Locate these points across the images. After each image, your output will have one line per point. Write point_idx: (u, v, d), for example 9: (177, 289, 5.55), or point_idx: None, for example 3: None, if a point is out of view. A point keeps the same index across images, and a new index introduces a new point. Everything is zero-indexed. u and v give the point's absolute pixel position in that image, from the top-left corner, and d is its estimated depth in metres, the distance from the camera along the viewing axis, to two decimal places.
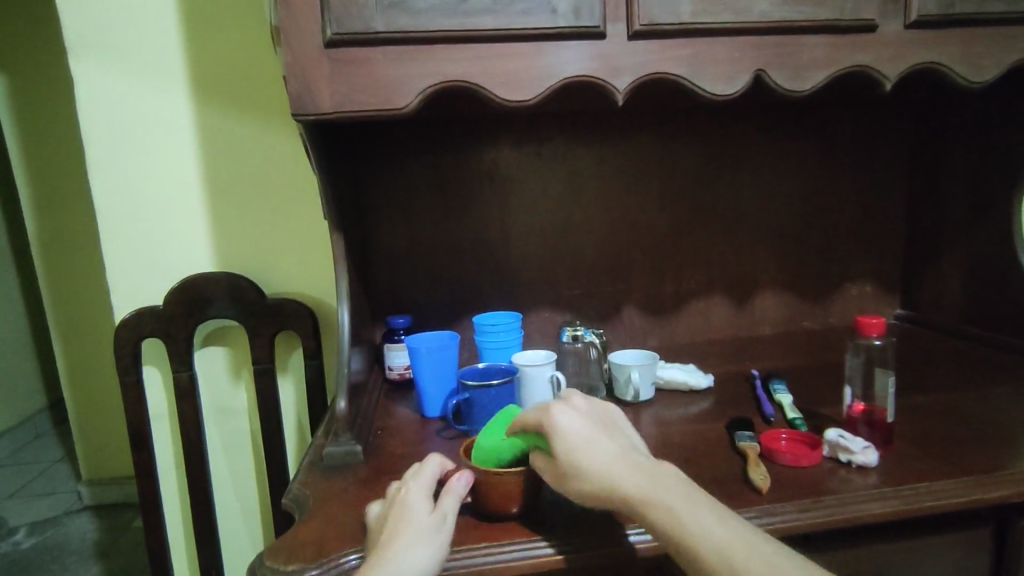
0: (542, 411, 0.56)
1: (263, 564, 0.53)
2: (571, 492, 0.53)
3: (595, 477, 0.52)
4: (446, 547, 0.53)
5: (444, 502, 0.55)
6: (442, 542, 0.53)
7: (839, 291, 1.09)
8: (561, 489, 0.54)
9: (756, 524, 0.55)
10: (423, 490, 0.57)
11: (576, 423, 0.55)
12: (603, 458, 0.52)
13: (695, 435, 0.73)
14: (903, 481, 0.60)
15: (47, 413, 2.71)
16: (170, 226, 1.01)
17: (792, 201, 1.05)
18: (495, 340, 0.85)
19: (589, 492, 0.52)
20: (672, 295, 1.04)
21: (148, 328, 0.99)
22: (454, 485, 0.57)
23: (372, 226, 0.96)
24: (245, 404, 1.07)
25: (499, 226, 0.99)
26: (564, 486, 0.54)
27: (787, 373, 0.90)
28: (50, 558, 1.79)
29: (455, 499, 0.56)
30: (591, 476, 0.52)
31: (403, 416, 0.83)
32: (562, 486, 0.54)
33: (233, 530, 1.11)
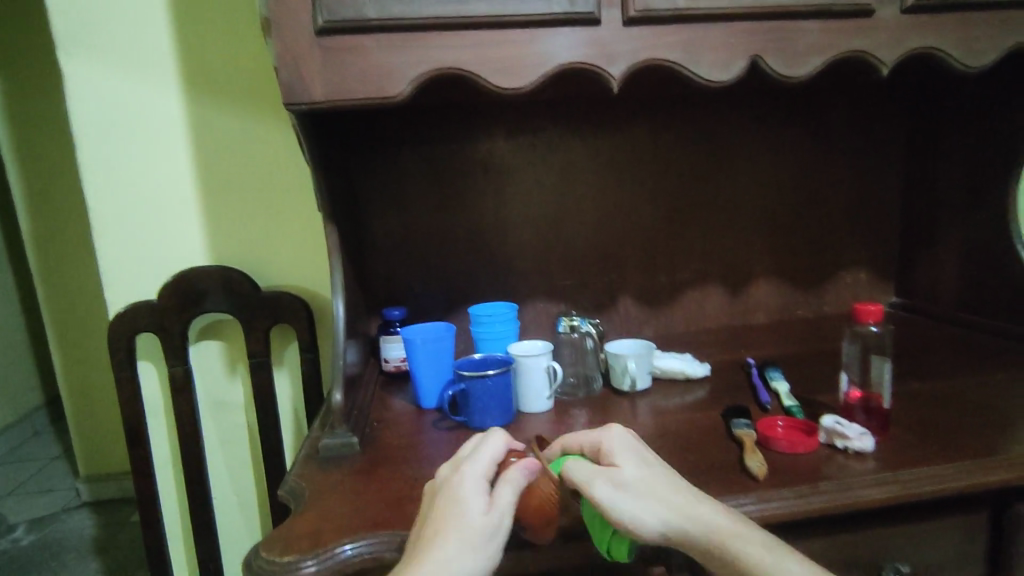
0: (612, 435, 0.55)
1: (258, 555, 0.53)
2: (623, 504, 0.49)
3: (681, 505, 0.50)
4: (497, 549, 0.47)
5: (500, 493, 0.49)
6: (495, 543, 0.47)
7: (835, 279, 1.08)
8: (608, 497, 0.50)
9: (754, 510, 0.55)
10: (480, 475, 0.50)
11: (647, 454, 0.54)
12: (666, 481, 0.51)
13: (692, 424, 0.73)
14: (899, 466, 0.60)
15: (44, 410, 2.70)
16: (163, 219, 1.00)
17: (788, 189, 1.05)
18: (491, 331, 0.85)
19: (649, 507, 0.49)
20: (668, 284, 1.04)
21: (142, 322, 0.98)
22: (513, 475, 0.50)
23: (367, 217, 0.95)
24: (241, 398, 1.07)
25: (494, 216, 0.99)
26: (615, 496, 0.50)
27: (783, 361, 0.90)
28: (49, 555, 1.79)
29: (513, 491, 0.49)
30: (657, 491, 0.50)
31: (400, 408, 0.83)
32: (611, 497, 0.50)
33: (231, 524, 1.11)
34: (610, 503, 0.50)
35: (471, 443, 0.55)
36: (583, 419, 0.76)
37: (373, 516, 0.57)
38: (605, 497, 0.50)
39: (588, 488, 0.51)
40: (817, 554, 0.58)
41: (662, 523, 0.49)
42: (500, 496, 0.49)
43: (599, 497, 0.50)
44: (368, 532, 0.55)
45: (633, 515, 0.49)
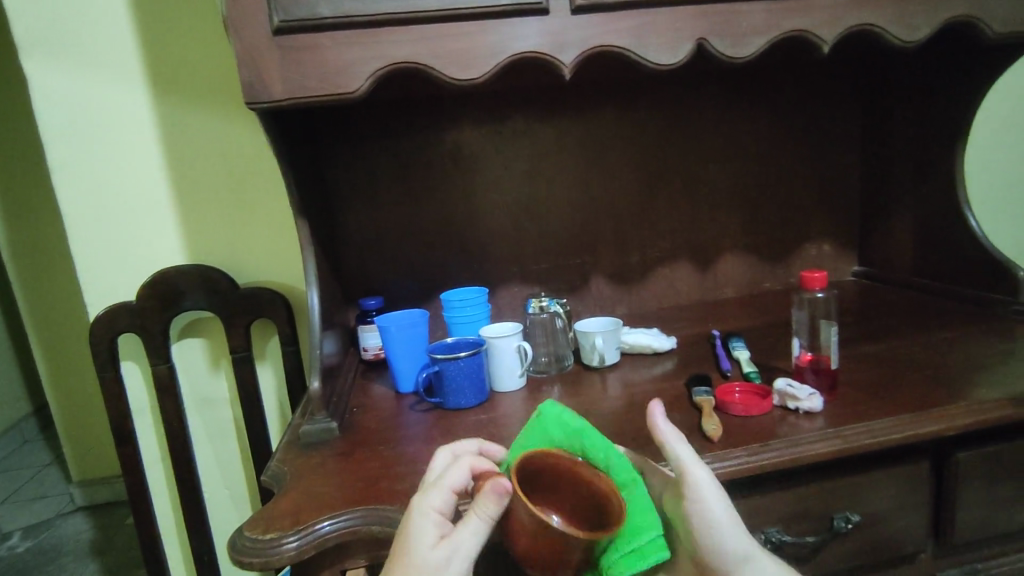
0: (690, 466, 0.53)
1: (242, 534, 0.56)
2: (703, 485, 0.48)
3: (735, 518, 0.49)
4: None
5: (459, 530, 0.44)
6: None
7: (798, 251, 1.12)
8: (701, 488, 0.48)
9: (710, 468, 0.59)
10: (434, 508, 0.46)
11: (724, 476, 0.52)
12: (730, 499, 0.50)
13: (657, 394, 0.77)
14: (845, 422, 0.64)
15: (33, 419, 2.71)
16: (138, 221, 1.02)
17: (748, 166, 1.08)
18: (462, 315, 0.88)
19: (729, 518, 0.48)
20: (637, 263, 1.07)
21: (123, 324, 1.00)
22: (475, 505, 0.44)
23: (339, 211, 0.98)
24: (225, 393, 1.09)
25: (464, 204, 1.01)
26: (709, 490, 0.48)
27: (748, 332, 0.94)
28: (46, 560, 1.81)
29: (475, 522, 0.44)
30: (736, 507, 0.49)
31: (379, 393, 0.86)
32: (699, 474, 0.48)
33: (224, 516, 1.13)
34: (699, 493, 0.48)
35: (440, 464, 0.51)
36: (555, 396, 0.80)
37: (351, 493, 0.60)
38: (698, 483, 0.48)
39: (683, 467, 0.48)
40: (773, 507, 0.62)
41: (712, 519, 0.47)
42: (456, 530, 0.44)
43: (691, 481, 0.48)
44: (345, 509, 0.58)
45: (712, 516, 0.47)
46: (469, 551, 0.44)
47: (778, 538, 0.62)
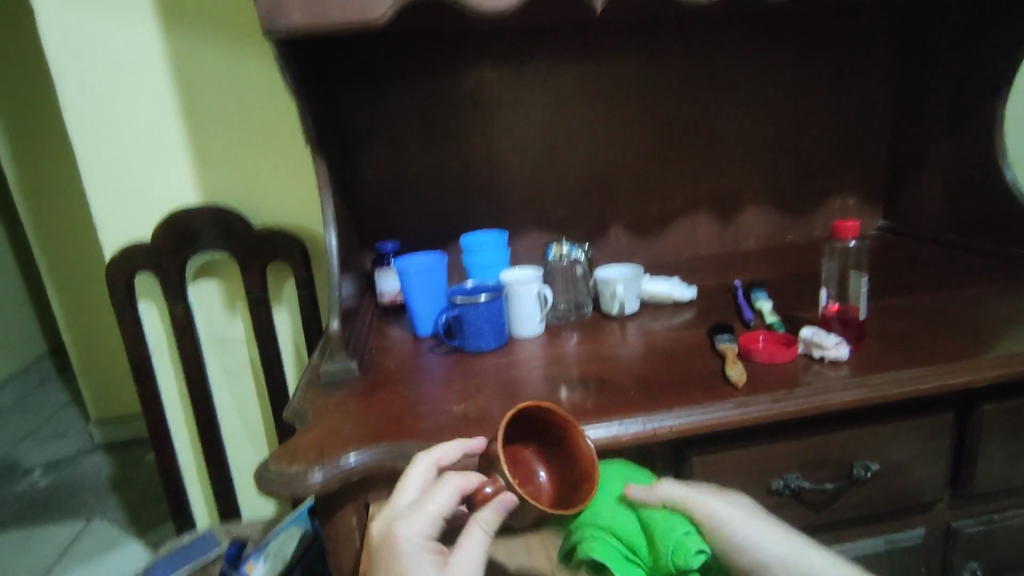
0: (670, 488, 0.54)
1: (268, 468, 0.56)
2: (697, 497, 0.51)
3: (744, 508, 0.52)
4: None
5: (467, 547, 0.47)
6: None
7: (823, 203, 1.10)
8: (713, 512, 0.50)
9: (733, 414, 0.59)
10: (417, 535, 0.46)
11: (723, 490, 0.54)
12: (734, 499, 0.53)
13: (679, 341, 0.76)
14: (871, 371, 0.63)
15: (50, 361, 2.77)
16: (150, 159, 1.00)
17: (777, 113, 1.04)
18: (482, 259, 0.87)
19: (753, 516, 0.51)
20: (658, 212, 1.05)
21: (139, 262, 1.00)
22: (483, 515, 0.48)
23: (356, 153, 0.96)
24: (241, 335, 1.09)
25: (483, 148, 0.98)
26: (701, 502, 0.51)
27: (769, 284, 0.93)
28: (68, 494, 1.87)
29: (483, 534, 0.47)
30: (754, 512, 0.51)
31: (397, 336, 0.86)
32: (683, 492, 0.52)
33: (242, 455, 1.15)
34: (716, 519, 0.50)
35: (417, 474, 0.51)
36: (574, 342, 0.79)
37: (374, 430, 0.61)
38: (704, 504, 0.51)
39: (687, 505, 0.51)
40: (793, 454, 0.63)
41: (723, 519, 0.50)
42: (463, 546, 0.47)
43: (702, 510, 0.50)
44: (370, 445, 0.58)
45: (737, 533, 0.49)
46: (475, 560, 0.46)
47: (797, 485, 0.62)
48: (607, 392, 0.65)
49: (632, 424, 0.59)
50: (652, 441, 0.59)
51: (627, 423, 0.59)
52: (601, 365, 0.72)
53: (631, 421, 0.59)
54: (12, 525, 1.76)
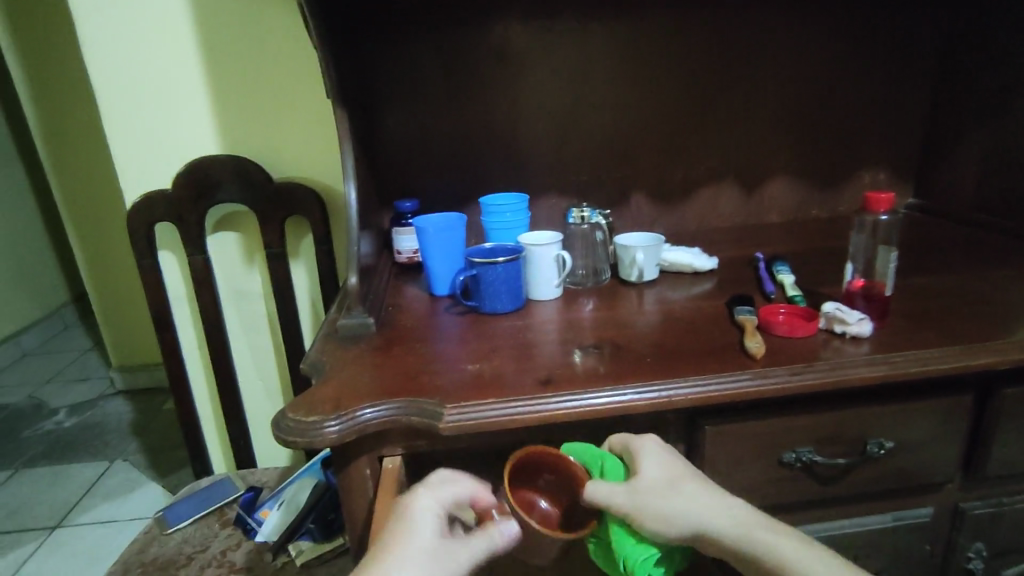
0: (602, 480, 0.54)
1: (285, 416, 0.57)
2: (611, 499, 0.52)
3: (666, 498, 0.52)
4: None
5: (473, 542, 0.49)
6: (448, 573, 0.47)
7: (853, 178, 1.07)
8: (629, 510, 0.51)
9: (749, 385, 0.59)
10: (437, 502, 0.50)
11: (653, 466, 0.54)
12: (653, 484, 0.53)
13: (697, 311, 0.76)
14: (893, 349, 0.63)
15: (72, 307, 2.83)
16: (171, 108, 0.99)
17: (811, 82, 1.01)
18: (501, 221, 0.86)
19: (659, 484, 0.53)
20: (681, 181, 1.03)
21: (160, 212, 1.00)
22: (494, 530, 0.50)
23: (377, 108, 0.94)
24: (259, 287, 1.10)
25: (505, 107, 0.97)
26: (616, 504, 0.52)
27: (791, 258, 0.91)
28: (91, 435, 1.93)
29: (487, 544, 0.49)
30: (667, 498, 0.52)
31: (413, 295, 0.86)
32: (599, 496, 0.52)
33: (258, 405, 1.18)
34: (633, 518, 0.51)
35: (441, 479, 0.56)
36: (591, 308, 0.79)
37: (389, 385, 0.61)
38: (609, 496, 0.52)
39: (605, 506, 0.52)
40: (807, 428, 0.62)
41: (641, 515, 0.51)
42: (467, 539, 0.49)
43: (611, 502, 0.52)
44: (386, 399, 0.59)
45: (656, 525, 0.51)
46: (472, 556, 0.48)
47: (808, 458, 0.62)
48: (621, 358, 0.65)
49: (646, 390, 0.59)
50: (665, 407, 0.59)
51: (642, 389, 0.59)
52: (617, 331, 0.71)
53: (646, 387, 0.59)
54: (37, 462, 1.82)
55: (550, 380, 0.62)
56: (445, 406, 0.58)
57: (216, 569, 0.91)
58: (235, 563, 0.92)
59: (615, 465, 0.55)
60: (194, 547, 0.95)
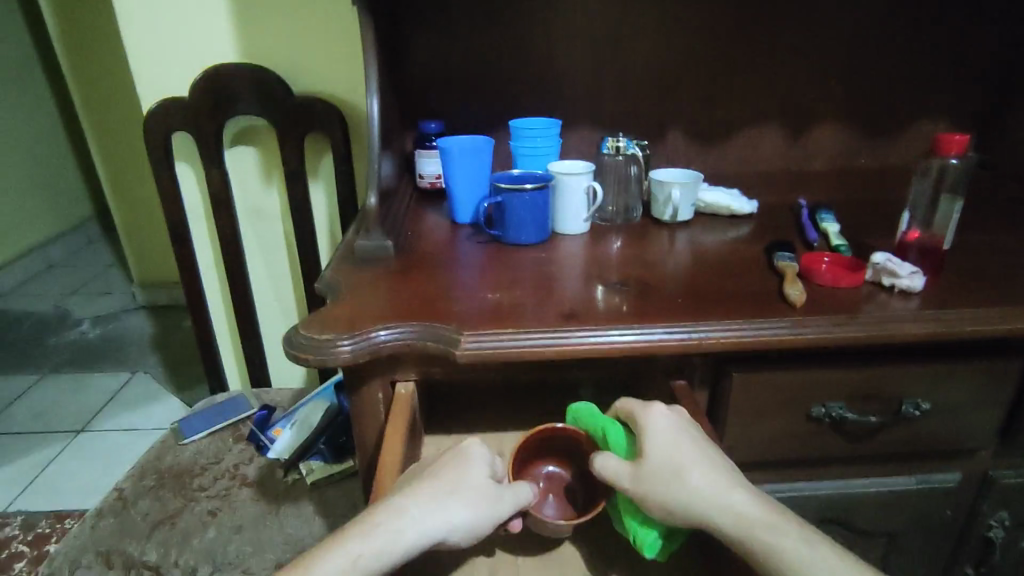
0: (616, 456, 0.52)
1: (298, 332, 0.56)
2: (614, 475, 0.52)
3: (665, 485, 0.49)
4: (487, 516, 0.49)
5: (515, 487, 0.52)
6: (481, 507, 0.49)
7: (913, 125, 0.98)
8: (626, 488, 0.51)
9: (784, 333, 0.56)
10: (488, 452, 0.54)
11: (660, 449, 0.51)
12: (655, 470, 0.50)
13: (732, 255, 0.71)
14: (944, 305, 0.58)
15: (95, 222, 2.85)
16: (188, 10, 0.94)
17: (879, 15, 0.91)
18: (530, 146, 0.82)
19: (658, 471, 0.50)
20: (724, 118, 0.96)
21: (176, 121, 0.97)
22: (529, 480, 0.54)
23: (403, 20, 0.88)
24: (277, 206, 1.07)
25: (541, 26, 0.90)
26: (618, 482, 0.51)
27: (836, 207, 0.85)
28: (113, 347, 1.98)
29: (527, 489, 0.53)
30: (664, 487, 0.49)
31: (434, 221, 0.82)
32: (604, 469, 0.52)
33: (274, 326, 1.17)
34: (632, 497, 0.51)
35: None
36: (618, 245, 0.75)
37: (406, 308, 0.59)
38: (608, 472, 0.52)
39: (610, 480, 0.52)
40: (841, 382, 0.59)
41: (638, 498, 0.50)
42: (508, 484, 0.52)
43: (613, 479, 0.52)
44: (402, 322, 0.57)
45: (653, 510, 0.50)
46: (513, 498, 0.51)
47: (839, 414, 0.59)
48: (649, 298, 0.61)
49: (675, 331, 0.56)
50: (694, 350, 0.56)
51: (671, 329, 0.56)
52: (646, 270, 0.68)
53: (675, 328, 0.56)
54: (63, 368, 1.88)
55: (573, 314, 0.59)
56: (464, 332, 0.56)
57: (229, 480, 0.93)
58: (247, 476, 0.94)
59: (620, 435, 0.54)
60: (208, 458, 0.97)
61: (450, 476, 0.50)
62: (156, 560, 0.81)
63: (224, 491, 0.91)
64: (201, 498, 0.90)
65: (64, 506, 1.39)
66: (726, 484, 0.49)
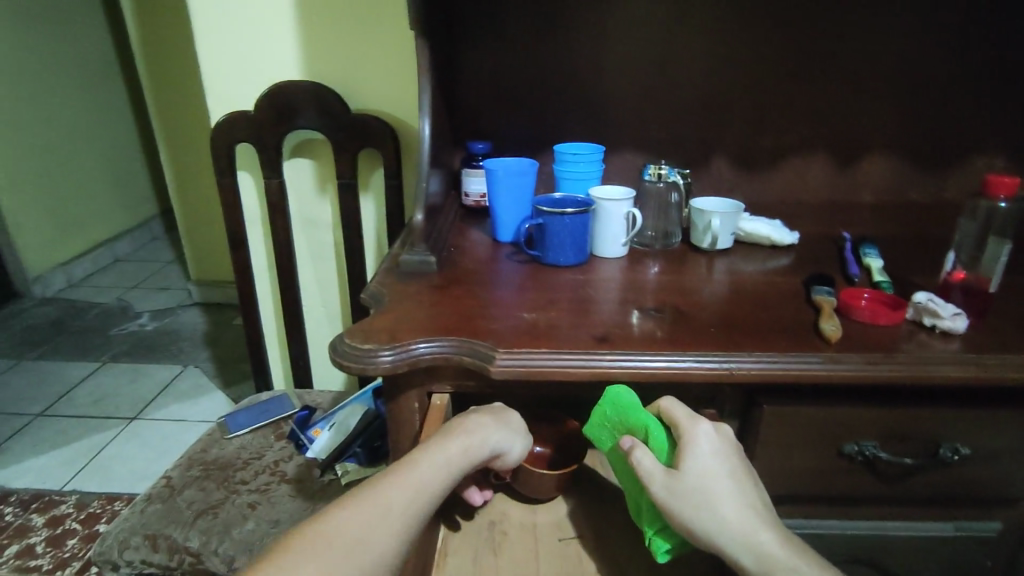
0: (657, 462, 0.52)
1: (342, 342, 0.59)
2: (652, 478, 0.52)
3: (699, 508, 0.50)
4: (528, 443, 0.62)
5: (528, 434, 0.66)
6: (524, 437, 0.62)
7: (969, 162, 0.95)
8: (659, 497, 0.51)
9: (818, 369, 0.56)
10: None
11: (701, 471, 0.51)
12: (693, 491, 0.50)
13: (769, 286, 0.71)
14: (988, 349, 0.57)
15: (159, 220, 3.01)
16: (259, 29, 1.00)
17: (936, 49, 0.90)
18: (574, 171, 0.84)
19: (692, 495, 0.50)
20: (770, 147, 0.96)
21: (241, 133, 1.03)
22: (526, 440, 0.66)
23: (458, 44, 0.92)
24: (328, 216, 1.12)
25: (591, 53, 0.92)
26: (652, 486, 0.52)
27: (881, 242, 0.84)
28: (169, 341, 2.08)
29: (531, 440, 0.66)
30: (697, 510, 0.50)
31: (476, 239, 0.85)
32: (643, 468, 0.52)
33: (318, 331, 1.22)
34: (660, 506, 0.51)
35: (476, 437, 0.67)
36: (656, 271, 0.76)
37: (445, 323, 0.62)
38: (642, 470, 0.52)
39: (646, 480, 0.52)
40: (876, 421, 0.58)
41: (669, 510, 0.51)
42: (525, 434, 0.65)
43: (647, 483, 0.52)
44: (441, 336, 0.59)
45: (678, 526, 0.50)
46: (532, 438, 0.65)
47: (872, 453, 0.59)
48: (684, 325, 0.62)
49: (707, 360, 0.57)
50: (725, 380, 0.57)
51: (703, 359, 0.57)
52: (681, 297, 0.69)
53: (706, 357, 0.57)
54: (121, 358, 1.98)
55: (606, 336, 0.60)
56: (498, 350, 0.58)
57: (269, 476, 0.97)
58: (286, 473, 0.98)
59: (663, 441, 0.54)
60: (251, 453, 1.02)
61: (501, 411, 0.61)
62: (197, 548, 0.85)
63: (264, 485, 0.95)
64: (242, 491, 0.94)
65: (114, 489, 1.47)
66: (755, 519, 0.50)
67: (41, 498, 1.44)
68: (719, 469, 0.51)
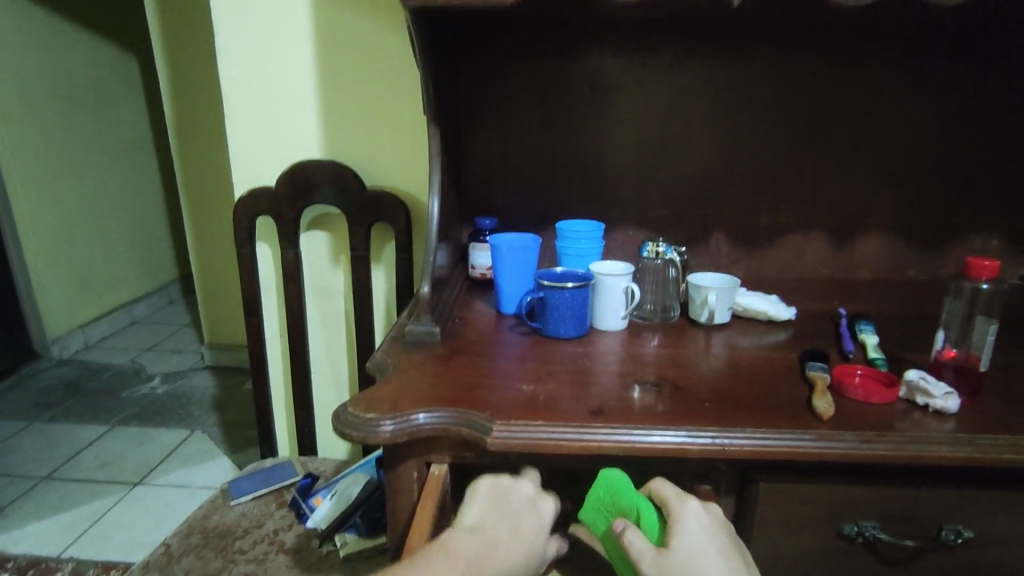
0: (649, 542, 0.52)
1: (345, 410, 0.61)
2: (643, 559, 0.51)
3: None
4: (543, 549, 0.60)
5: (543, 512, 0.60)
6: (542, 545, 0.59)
7: (961, 241, 0.98)
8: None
9: (811, 446, 0.56)
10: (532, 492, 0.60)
11: (692, 546, 0.51)
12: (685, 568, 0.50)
13: (766, 361, 0.73)
14: (983, 430, 0.57)
15: (178, 284, 3.09)
16: (286, 114, 1.08)
17: (920, 136, 0.95)
18: (575, 247, 0.88)
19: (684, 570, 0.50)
20: (766, 226, 1.00)
21: (262, 207, 1.09)
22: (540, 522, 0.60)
23: (468, 128, 0.98)
24: (341, 286, 1.17)
25: (591, 137, 0.98)
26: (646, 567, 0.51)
27: (877, 319, 0.86)
28: (178, 404, 2.09)
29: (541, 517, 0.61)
30: None
31: (480, 310, 0.88)
32: (634, 549, 0.52)
33: (325, 397, 1.24)
34: None
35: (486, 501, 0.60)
36: (655, 344, 0.78)
37: (445, 393, 0.63)
38: (633, 549, 0.52)
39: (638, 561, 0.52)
40: (875, 501, 0.58)
41: None
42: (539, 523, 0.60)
43: (638, 563, 0.51)
44: (440, 407, 0.61)
45: None
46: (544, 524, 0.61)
47: (872, 534, 0.58)
48: (679, 399, 0.64)
49: (699, 436, 0.58)
50: (717, 455, 0.57)
51: (696, 434, 0.58)
52: (679, 371, 0.70)
53: (700, 433, 0.58)
54: (130, 421, 2.00)
55: (601, 409, 0.61)
56: (496, 422, 0.59)
57: (267, 545, 0.96)
58: (285, 542, 0.97)
59: (654, 520, 0.54)
60: (250, 522, 1.01)
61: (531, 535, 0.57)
62: None
63: (261, 555, 0.94)
64: (239, 560, 0.93)
65: (111, 557, 1.45)
66: None
67: (36, 565, 1.42)
68: (709, 544, 0.52)
